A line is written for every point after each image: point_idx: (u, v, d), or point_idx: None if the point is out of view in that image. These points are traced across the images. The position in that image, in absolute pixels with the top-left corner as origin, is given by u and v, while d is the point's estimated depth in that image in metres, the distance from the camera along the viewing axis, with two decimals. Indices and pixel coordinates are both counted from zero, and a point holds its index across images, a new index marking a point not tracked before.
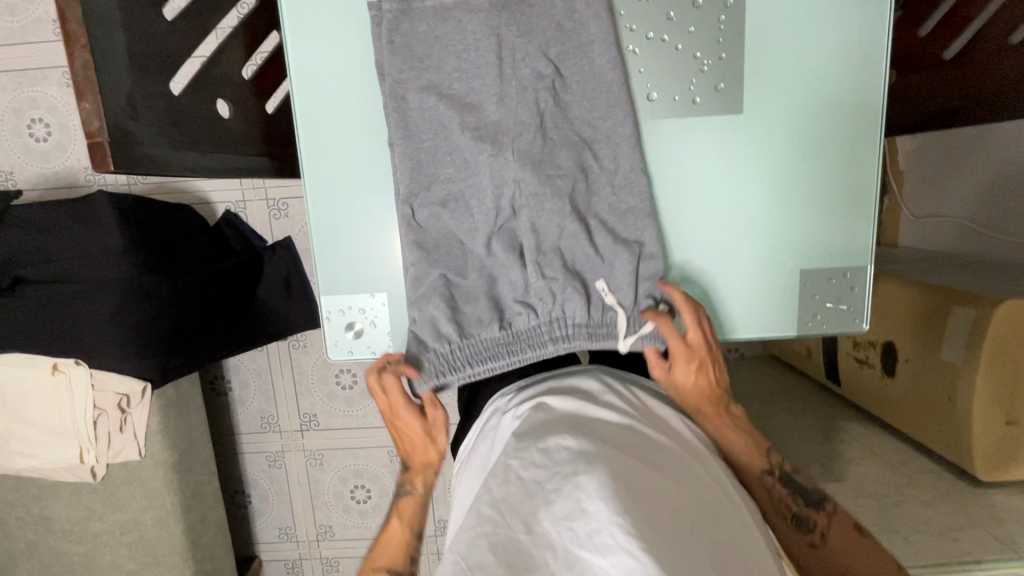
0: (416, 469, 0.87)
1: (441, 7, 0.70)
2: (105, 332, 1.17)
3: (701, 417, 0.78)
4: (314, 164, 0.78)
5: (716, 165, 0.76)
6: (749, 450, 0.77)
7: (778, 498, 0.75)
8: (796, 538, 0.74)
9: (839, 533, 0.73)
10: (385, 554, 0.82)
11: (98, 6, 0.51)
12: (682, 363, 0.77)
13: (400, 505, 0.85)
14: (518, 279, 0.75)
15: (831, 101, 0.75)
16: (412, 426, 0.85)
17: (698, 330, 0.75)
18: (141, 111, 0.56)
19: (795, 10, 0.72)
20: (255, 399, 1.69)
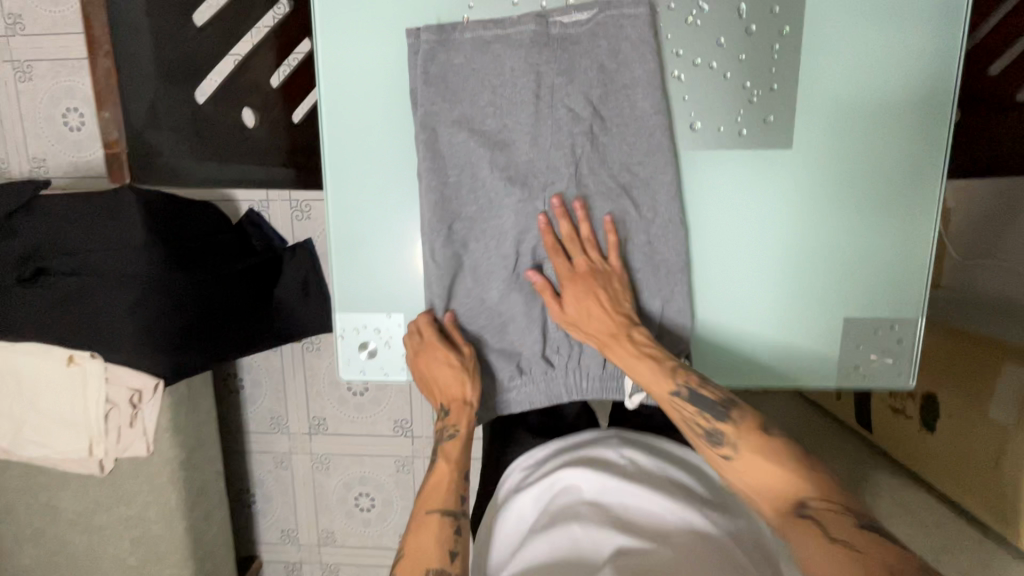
0: (454, 409, 0.72)
1: (480, 42, 0.68)
2: (124, 327, 1.17)
3: (607, 352, 0.70)
4: (337, 176, 0.75)
5: (760, 201, 0.71)
6: (652, 373, 0.67)
7: (687, 417, 0.65)
8: (710, 455, 0.63)
9: (749, 443, 0.61)
10: (433, 499, 0.68)
11: None
12: (575, 295, 0.70)
13: (445, 446, 0.72)
14: (537, 326, 0.74)
15: (890, 141, 0.70)
16: (446, 363, 0.71)
17: (583, 254, 0.71)
18: None
19: (855, 42, 0.68)
20: (266, 398, 1.68)
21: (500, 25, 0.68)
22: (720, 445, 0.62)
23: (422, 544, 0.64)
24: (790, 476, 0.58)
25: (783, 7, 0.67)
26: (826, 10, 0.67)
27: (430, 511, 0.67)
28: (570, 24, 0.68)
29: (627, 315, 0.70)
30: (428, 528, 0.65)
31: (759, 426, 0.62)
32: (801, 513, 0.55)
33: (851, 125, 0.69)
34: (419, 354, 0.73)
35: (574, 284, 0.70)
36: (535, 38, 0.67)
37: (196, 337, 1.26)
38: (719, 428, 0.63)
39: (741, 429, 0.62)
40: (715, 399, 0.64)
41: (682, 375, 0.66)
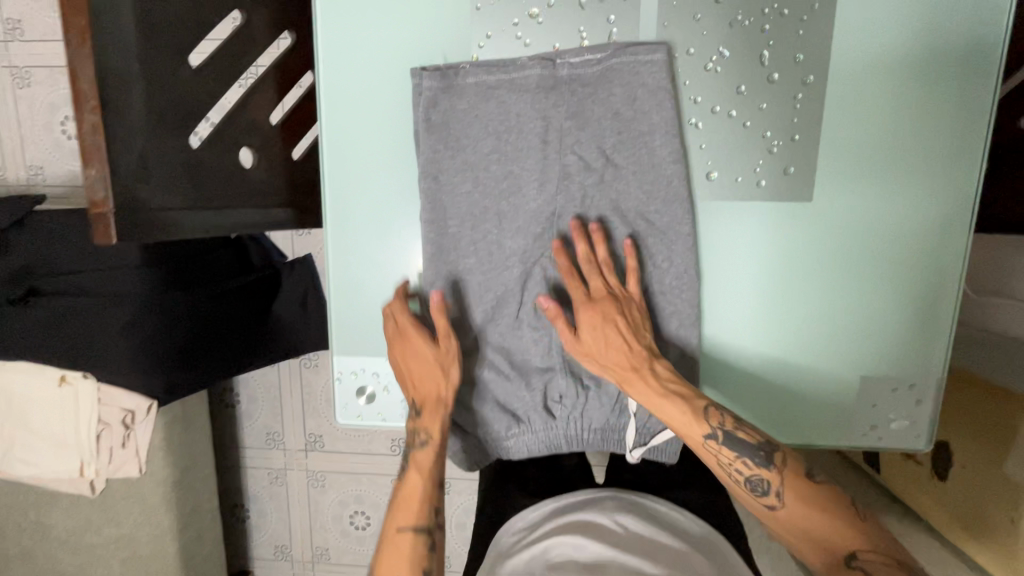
0: (428, 410, 0.68)
1: (484, 86, 0.66)
2: (118, 347, 1.15)
3: (625, 385, 0.65)
4: (338, 215, 0.72)
5: (782, 250, 0.68)
6: (685, 417, 0.62)
7: (725, 461, 0.63)
8: (753, 503, 0.62)
9: (795, 490, 0.60)
10: (406, 512, 0.65)
11: (115, 65, 0.47)
12: (592, 321, 0.65)
13: (417, 455, 0.68)
14: (542, 377, 0.71)
15: (914, 196, 0.67)
16: (421, 356, 0.68)
17: (600, 278, 0.66)
18: (154, 172, 0.52)
19: (882, 92, 0.65)
20: (262, 413, 1.65)
21: (507, 69, 0.65)
22: (764, 493, 0.61)
23: (395, 563, 0.62)
24: (838, 527, 0.58)
25: (807, 56, 0.64)
26: (851, 60, 0.64)
27: (403, 527, 0.64)
28: (583, 68, 0.65)
29: (648, 346, 0.66)
30: (401, 548, 0.63)
31: (803, 470, 0.61)
32: (851, 565, 0.55)
33: (874, 178, 0.67)
34: (398, 346, 0.69)
35: (591, 309, 0.65)
36: (544, 83, 0.65)
37: (190, 357, 1.23)
38: (761, 475, 0.61)
39: (786, 475, 0.61)
40: (755, 442, 0.62)
41: (715, 417, 0.63)
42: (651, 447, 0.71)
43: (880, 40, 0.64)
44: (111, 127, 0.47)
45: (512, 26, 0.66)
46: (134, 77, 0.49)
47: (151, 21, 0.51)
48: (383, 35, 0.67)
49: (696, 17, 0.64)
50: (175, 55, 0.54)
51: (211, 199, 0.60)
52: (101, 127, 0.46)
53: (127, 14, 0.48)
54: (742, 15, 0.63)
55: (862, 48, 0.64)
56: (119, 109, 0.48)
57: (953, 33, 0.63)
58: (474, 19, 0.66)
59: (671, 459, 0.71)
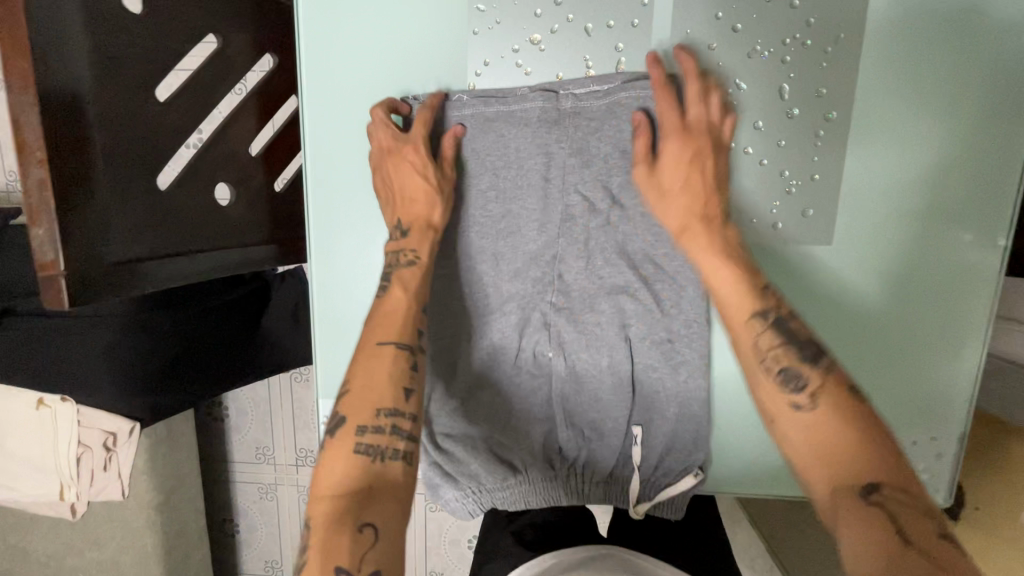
0: (416, 231, 0.61)
1: (482, 119, 0.62)
2: (95, 367, 0.99)
3: (684, 236, 0.56)
4: (323, 252, 0.68)
5: (798, 293, 0.64)
6: (738, 291, 0.53)
7: (760, 349, 0.52)
8: (776, 396, 0.51)
9: (835, 396, 0.48)
10: (385, 331, 0.57)
11: (68, 107, 0.43)
12: (675, 152, 0.56)
13: (401, 272, 0.60)
14: (540, 427, 0.67)
15: (946, 233, 0.62)
16: (417, 169, 0.60)
17: (701, 108, 0.57)
18: (116, 220, 0.48)
19: (910, 126, 0.60)
20: (250, 427, 1.54)
21: (506, 101, 0.61)
22: (797, 388, 0.50)
23: (372, 373, 0.56)
24: (874, 447, 0.46)
25: (831, 88, 0.59)
26: (878, 91, 0.59)
27: (382, 342, 0.57)
28: (589, 100, 0.60)
29: (723, 205, 0.57)
30: (379, 359, 0.56)
31: (849, 383, 0.50)
32: (868, 500, 0.44)
33: (901, 211, 0.62)
34: (393, 157, 0.60)
35: (682, 139, 0.56)
36: (547, 117, 0.61)
37: (177, 376, 1.08)
38: (800, 369, 0.50)
39: (830, 380, 0.49)
40: (807, 337, 0.52)
41: (773, 299, 0.54)
42: (659, 502, 0.66)
43: (913, 67, 0.59)
44: (64, 178, 0.43)
45: (512, 53, 0.61)
46: (90, 119, 0.46)
47: (110, 58, 0.48)
48: (373, 60, 0.63)
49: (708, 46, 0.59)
50: (138, 93, 0.51)
51: (183, 243, 0.56)
52: (49, 179, 0.42)
53: (82, 49, 0.45)
54: (760, 45, 0.59)
55: (891, 77, 0.59)
56: (73, 157, 0.44)
57: (989, 64, 0.58)
58: (471, 44, 0.62)
59: (679, 514, 0.67)
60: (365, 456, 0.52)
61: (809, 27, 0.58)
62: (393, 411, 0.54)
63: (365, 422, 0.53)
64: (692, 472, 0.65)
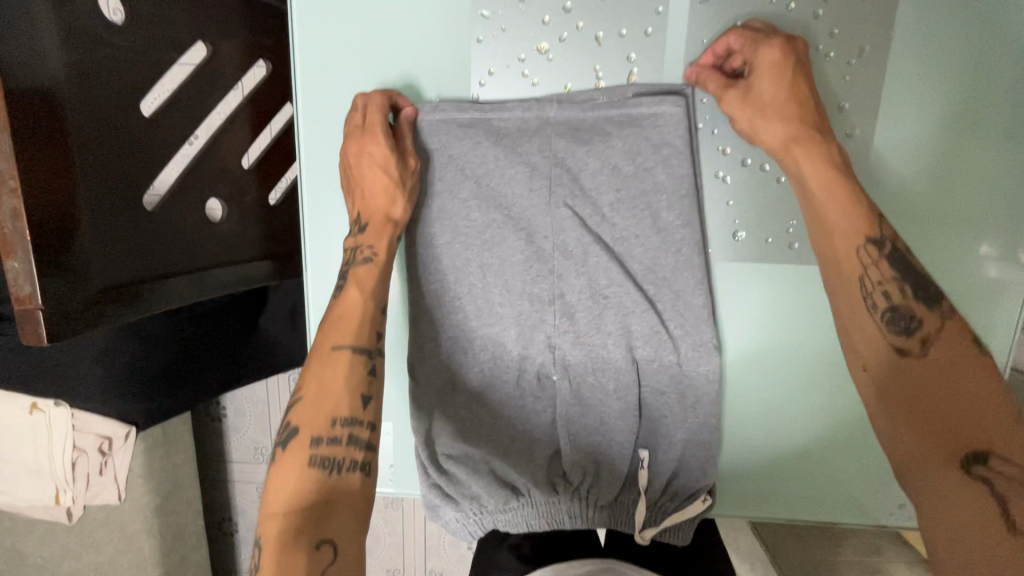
0: (374, 226, 0.58)
1: (455, 125, 0.59)
2: (87, 374, 0.92)
3: (797, 146, 0.53)
4: (321, 267, 0.66)
5: (812, 312, 0.61)
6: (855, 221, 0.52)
7: (871, 283, 0.52)
8: (883, 339, 0.51)
9: (950, 349, 0.48)
10: (341, 331, 0.56)
11: (42, 137, 0.43)
12: (773, 66, 0.53)
13: (356, 271, 0.58)
14: (545, 450, 0.65)
15: (962, 251, 0.60)
16: (374, 163, 0.58)
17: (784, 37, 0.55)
18: (96, 247, 0.48)
19: (931, 141, 0.58)
20: (249, 427, 1.38)
21: (483, 106, 0.59)
22: (905, 332, 0.50)
23: (327, 379, 0.54)
24: (988, 405, 0.46)
25: (852, 104, 0.57)
26: (894, 108, 0.57)
27: (338, 345, 0.55)
28: (575, 109, 0.58)
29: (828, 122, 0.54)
30: (336, 365, 0.54)
31: (971, 337, 0.49)
32: (971, 469, 0.45)
33: (917, 231, 0.60)
34: (353, 144, 0.58)
35: (782, 50, 0.53)
36: (528, 126, 0.59)
37: (173, 381, 0.99)
38: (913, 309, 0.50)
39: (947, 327, 0.49)
40: (924, 276, 0.51)
41: (888, 231, 0.52)
42: (666, 529, 0.64)
43: (938, 80, 0.56)
44: (43, 210, 0.43)
45: (518, 62, 0.58)
46: (72, 147, 0.46)
47: (90, 84, 0.47)
48: (369, 70, 0.60)
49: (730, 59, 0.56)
50: (121, 115, 0.50)
51: (171, 265, 0.56)
52: (24, 211, 0.42)
53: (58, 77, 0.44)
54: None
55: (914, 91, 0.57)
56: (53, 187, 0.44)
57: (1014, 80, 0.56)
58: (475, 52, 0.59)
59: (686, 540, 0.65)
60: (319, 469, 0.50)
61: (834, 38, 0.56)
62: (348, 421, 0.53)
63: (319, 434, 0.51)
64: (700, 497, 0.63)
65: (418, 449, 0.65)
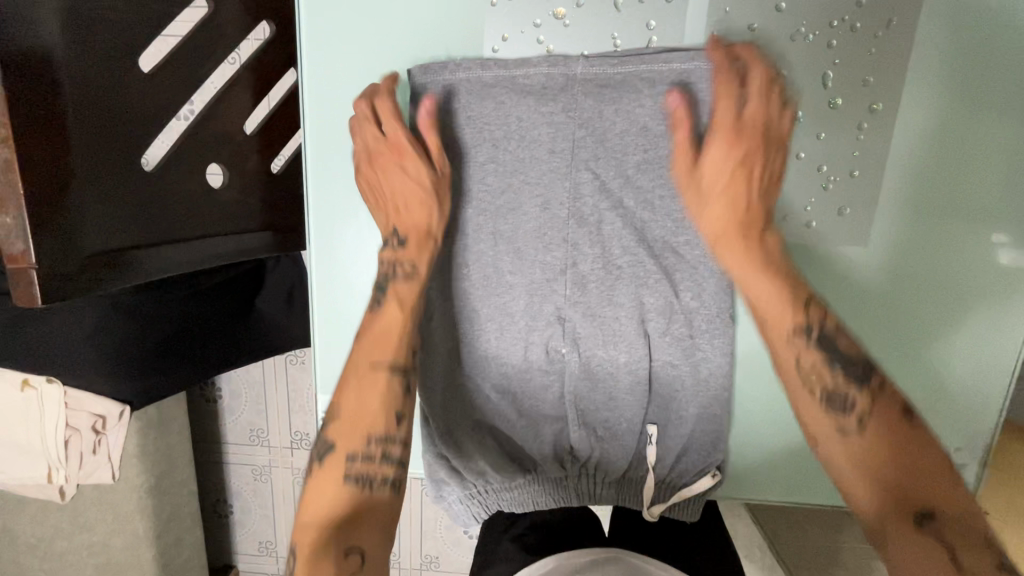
0: (414, 241, 0.57)
1: (479, 84, 0.57)
2: (78, 349, 0.88)
3: (719, 242, 0.54)
4: (326, 240, 0.64)
5: (825, 289, 0.60)
6: (775, 292, 0.52)
7: (803, 369, 0.51)
8: (821, 421, 0.51)
9: (884, 425, 0.48)
10: (379, 352, 0.55)
11: (33, 85, 0.41)
12: (720, 156, 0.52)
13: (397, 289, 0.57)
14: (551, 427, 0.64)
15: (980, 236, 0.59)
16: (410, 175, 0.56)
17: (760, 104, 0.52)
18: (90, 212, 0.46)
19: (958, 115, 0.56)
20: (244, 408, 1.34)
21: (507, 66, 0.57)
22: (842, 415, 0.50)
23: (363, 399, 0.54)
24: (930, 473, 0.46)
25: (878, 79, 0.55)
26: (922, 88, 0.55)
27: (376, 366, 0.55)
28: (602, 67, 0.56)
29: (767, 204, 0.54)
30: (372, 385, 0.54)
31: (903, 408, 0.49)
32: (923, 529, 0.45)
33: (936, 213, 0.58)
34: (382, 160, 0.56)
35: (728, 141, 0.52)
36: (552, 86, 0.57)
37: (168, 359, 0.95)
38: (851, 398, 0.49)
39: (879, 406, 0.49)
40: (851, 354, 0.51)
41: (817, 313, 0.52)
42: (672, 504, 0.65)
43: (966, 54, 0.54)
44: (35, 163, 0.41)
45: (534, 28, 0.56)
46: (66, 101, 0.43)
47: (85, 35, 0.44)
48: (378, 29, 0.58)
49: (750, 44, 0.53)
50: (121, 72, 0.48)
51: (169, 232, 0.54)
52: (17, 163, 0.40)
53: (49, 23, 0.42)
54: (806, 27, 0.54)
55: (941, 62, 0.55)
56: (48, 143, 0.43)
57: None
58: (489, 16, 0.57)
59: (694, 516, 0.65)
60: (353, 485, 0.51)
61: (861, 8, 0.54)
62: (380, 440, 0.53)
63: (354, 449, 0.52)
64: (709, 473, 0.62)
65: (426, 424, 0.65)
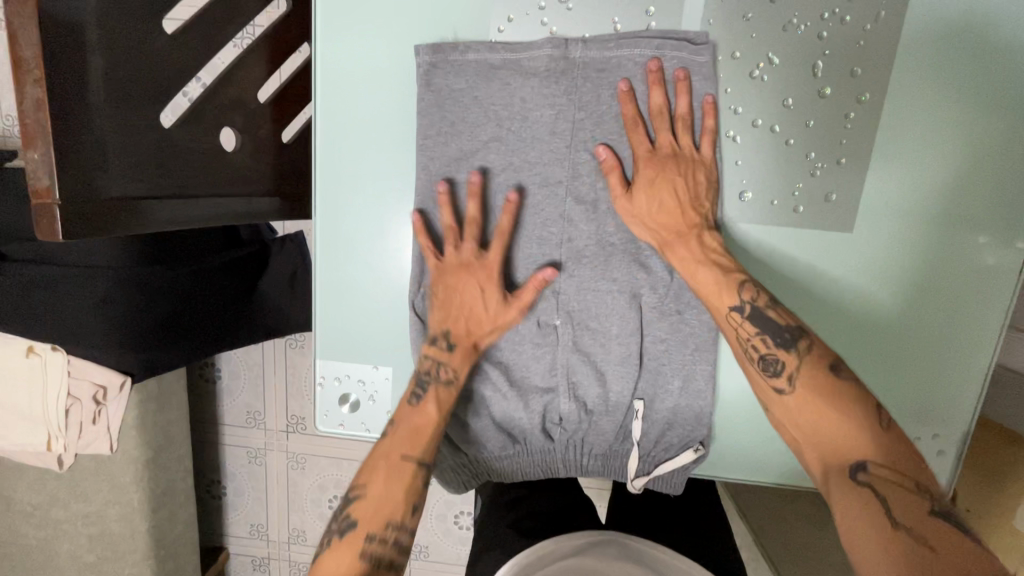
0: (460, 349, 0.62)
1: (486, 66, 0.60)
2: (86, 320, 0.88)
3: (665, 249, 0.59)
4: (330, 208, 0.66)
5: (812, 272, 0.62)
6: (716, 287, 0.56)
7: (743, 338, 0.55)
8: (762, 385, 0.54)
9: (814, 382, 0.51)
10: (410, 443, 0.59)
11: (69, 28, 0.43)
12: (646, 191, 0.58)
13: (438, 391, 0.61)
14: (542, 399, 0.66)
15: (962, 227, 0.60)
16: (475, 295, 0.62)
17: (669, 134, 0.58)
18: (111, 156, 0.48)
19: (944, 108, 0.58)
20: (243, 390, 1.35)
21: (512, 49, 0.59)
22: (775, 375, 0.53)
23: (390, 488, 0.56)
24: (853, 429, 0.48)
25: (866, 70, 0.58)
26: (908, 81, 0.58)
27: (407, 457, 0.58)
28: (600, 53, 0.59)
29: (703, 215, 0.58)
30: (398, 475, 0.57)
31: (831, 361, 0.52)
32: (856, 480, 0.47)
33: (922, 202, 0.60)
34: (454, 274, 0.62)
35: (648, 171, 0.58)
36: (554, 67, 0.59)
37: (174, 335, 0.96)
38: (781, 358, 0.53)
39: (806, 361, 0.52)
40: (783, 323, 0.54)
41: (749, 292, 0.55)
42: (656, 477, 0.67)
43: (951, 50, 0.57)
44: (68, 103, 0.44)
45: (539, 10, 0.59)
46: (92, 48, 0.46)
47: None
48: (389, 4, 0.60)
49: (686, 71, 0.57)
50: (146, 28, 0.51)
51: (184, 185, 0.57)
52: (46, 102, 0.42)
53: None
54: (798, 19, 0.57)
55: (926, 55, 0.57)
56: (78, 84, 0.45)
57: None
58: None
59: (676, 489, 0.67)
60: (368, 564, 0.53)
61: (851, 2, 0.56)
62: (399, 526, 0.55)
63: (374, 533, 0.54)
64: (693, 447, 0.64)
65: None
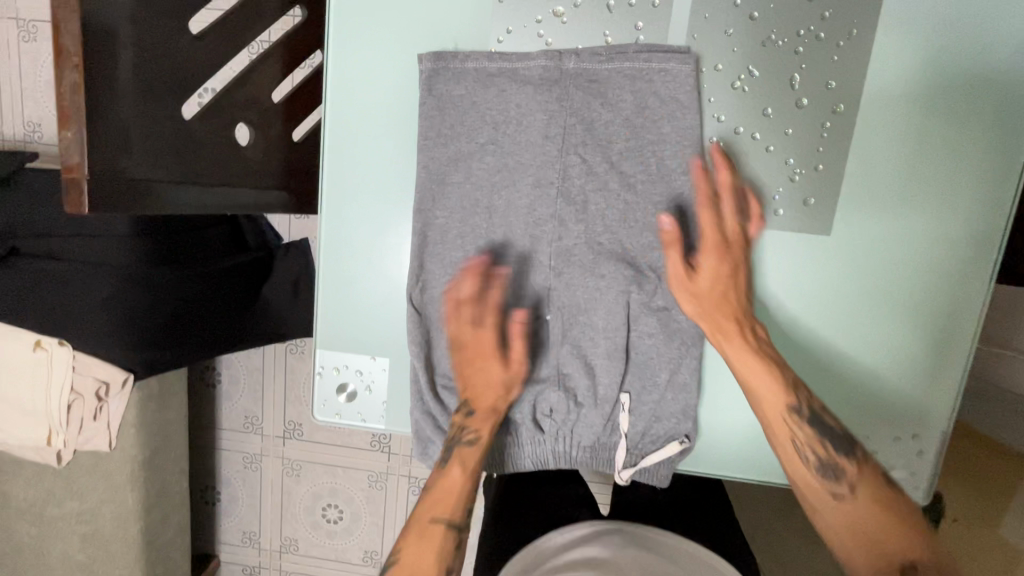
0: (480, 415, 0.65)
1: (484, 74, 0.64)
2: (91, 317, 0.92)
3: (720, 336, 0.60)
4: (335, 204, 0.69)
5: (793, 273, 0.65)
6: (777, 378, 0.59)
7: (799, 438, 0.59)
8: (813, 486, 0.58)
9: (873, 495, 0.56)
10: (440, 505, 0.63)
11: (105, 23, 0.48)
12: (713, 269, 0.60)
13: (461, 453, 0.64)
14: (531, 390, 0.68)
15: (935, 232, 0.63)
16: (483, 367, 0.64)
17: (735, 222, 0.62)
18: (135, 141, 0.53)
19: (914, 120, 0.62)
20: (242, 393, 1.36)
21: (509, 58, 0.64)
22: (836, 480, 0.57)
23: (422, 553, 0.60)
24: (910, 537, 0.54)
25: (840, 83, 0.62)
26: (880, 94, 0.62)
27: (436, 519, 0.62)
28: (591, 63, 0.63)
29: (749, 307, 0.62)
30: (429, 539, 0.61)
31: (884, 475, 0.57)
32: None
33: (896, 207, 0.63)
34: (465, 349, 0.65)
35: (719, 255, 0.61)
36: (548, 76, 0.64)
37: (175, 335, 0.98)
38: (842, 466, 0.57)
39: (866, 472, 0.57)
40: (840, 429, 0.59)
41: (809, 398, 0.59)
42: (642, 469, 0.69)
43: (920, 67, 0.61)
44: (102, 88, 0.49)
45: (535, 24, 0.64)
46: (124, 43, 0.50)
47: None
48: (396, 16, 0.65)
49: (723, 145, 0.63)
50: (172, 28, 0.55)
51: (199, 174, 0.60)
52: (81, 86, 0.47)
53: None
54: (776, 35, 0.61)
55: (896, 71, 0.61)
56: (110, 73, 0.50)
57: (1006, 73, 0.60)
58: (497, 12, 0.64)
59: (662, 482, 0.69)
60: None
61: (825, 21, 0.61)
62: None
63: None
64: (678, 440, 0.66)
65: (415, 359, 0.68)
